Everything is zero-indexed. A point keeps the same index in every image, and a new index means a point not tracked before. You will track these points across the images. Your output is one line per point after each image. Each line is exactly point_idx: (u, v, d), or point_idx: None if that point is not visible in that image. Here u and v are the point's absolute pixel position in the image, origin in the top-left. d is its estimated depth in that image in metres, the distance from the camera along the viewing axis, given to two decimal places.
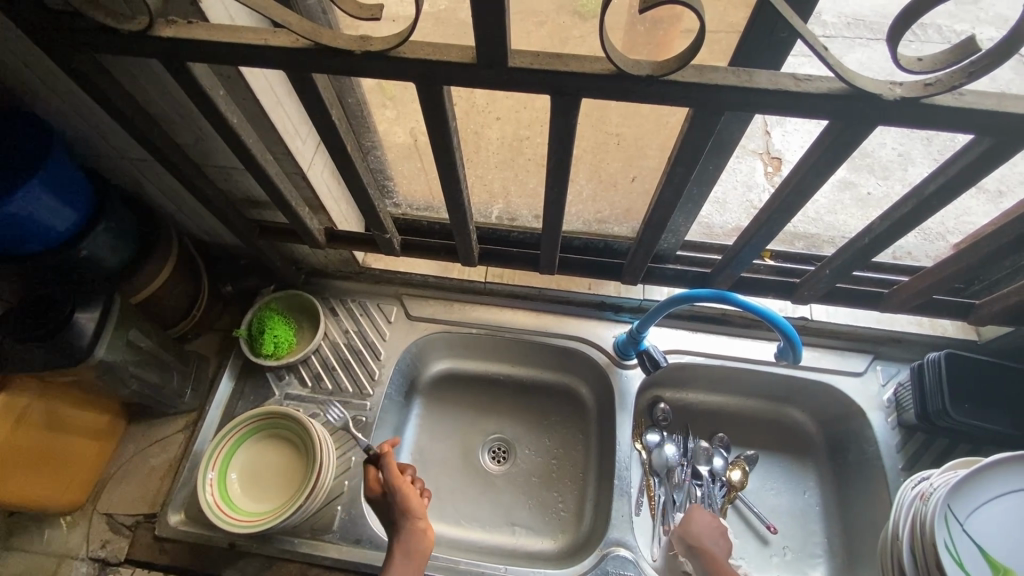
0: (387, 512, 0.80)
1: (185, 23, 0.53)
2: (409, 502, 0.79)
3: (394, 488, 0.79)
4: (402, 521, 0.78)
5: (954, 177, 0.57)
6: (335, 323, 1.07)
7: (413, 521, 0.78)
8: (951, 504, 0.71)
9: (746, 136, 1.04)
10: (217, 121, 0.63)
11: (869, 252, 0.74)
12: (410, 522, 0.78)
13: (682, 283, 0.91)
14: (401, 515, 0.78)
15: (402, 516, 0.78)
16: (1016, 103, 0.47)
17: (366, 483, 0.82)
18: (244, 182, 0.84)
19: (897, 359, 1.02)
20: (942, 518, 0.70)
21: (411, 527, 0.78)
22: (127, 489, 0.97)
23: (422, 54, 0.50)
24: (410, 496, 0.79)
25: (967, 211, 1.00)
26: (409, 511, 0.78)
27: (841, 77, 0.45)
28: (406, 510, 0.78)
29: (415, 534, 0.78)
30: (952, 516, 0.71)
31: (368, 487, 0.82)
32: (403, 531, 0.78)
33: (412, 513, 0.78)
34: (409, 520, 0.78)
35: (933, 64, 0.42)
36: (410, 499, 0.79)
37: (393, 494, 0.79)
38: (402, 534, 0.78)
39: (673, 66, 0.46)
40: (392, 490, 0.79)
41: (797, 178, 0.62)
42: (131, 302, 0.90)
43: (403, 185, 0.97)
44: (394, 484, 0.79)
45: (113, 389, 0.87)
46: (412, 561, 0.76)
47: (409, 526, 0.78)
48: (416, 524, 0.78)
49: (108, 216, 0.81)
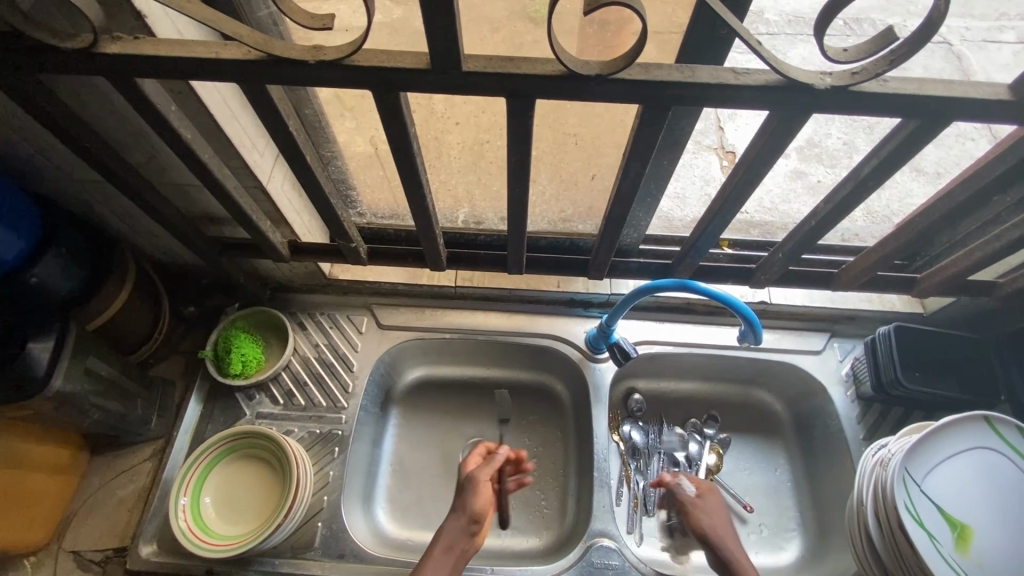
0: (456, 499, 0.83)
1: (131, 39, 0.52)
2: (478, 505, 0.81)
3: (476, 482, 0.83)
4: (462, 517, 0.80)
5: (887, 158, 0.62)
6: (305, 337, 1.06)
7: (470, 524, 0.80)
8: (908, 467, 0.75)
9: (701, 133, 1.09)
10: (170, 137, 0.62)
11: (818, 234, 0.78)
12: (467, 524, 0.80)
13: (646, 275, 0.94)
14: (465, 509, 0.81)
15: (462, 508, 0.81)
16: (934, 87, 0.51)
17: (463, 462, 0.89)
18: (201, 199, 0.83)
19: (852, 336, 1.07)
20: (900, 481, 0.74)
21: (466, 527, 0.79)
22: (94, 524, 0.93)
23: (376, 62, 0.51)
24: (482, 500, 0.81)
25: (910, 193, 1.06)
26: (472, 511, 0.80)
27: (775, 69, 0.48)
28: (472, 509, 0.80)
29: (463, 533, 0.79)
30: (910, 478, 0.75)
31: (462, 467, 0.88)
32: (453, 522, 0.80)
33: (472, 515, 0.80)
34: (469, 521, 0.79)
35: (857, 54, 0.46)
36: (480, 504, 0.81)
37: (471, 487, 0.83)
38: (452, 525, 0.80)
39: (620, 65, 0.48)
40: (472, 483, 0.83)
41: (746, 167, 0.65)
42: (89, 328, 0.87)
43: (368, 195, 0.97)
44: (479, 479, 0.83)
45: (73, 420, 0.84)
46: (444, 559, 0.77)
47: (460, 522, 0.80)
48: (468, 527, 0.80)
49: (59, 240, 0.78)
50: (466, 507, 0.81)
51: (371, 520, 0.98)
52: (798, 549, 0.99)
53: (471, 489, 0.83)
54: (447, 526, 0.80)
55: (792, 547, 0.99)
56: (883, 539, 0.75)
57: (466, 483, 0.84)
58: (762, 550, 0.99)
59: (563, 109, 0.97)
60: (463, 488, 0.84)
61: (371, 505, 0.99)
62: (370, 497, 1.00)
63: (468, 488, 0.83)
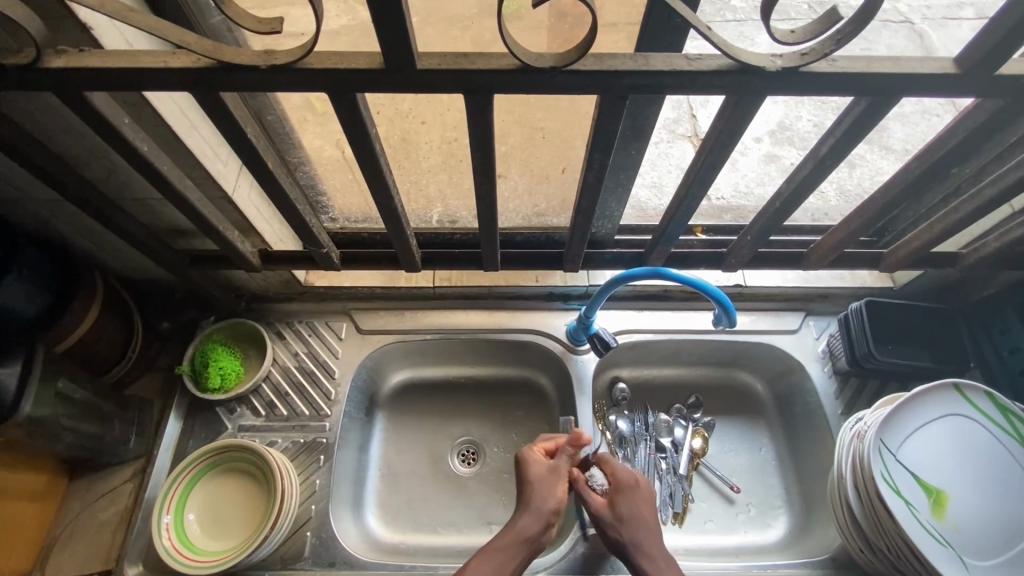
0: (529, 490, 0.83)
1: (77, 52, 0.51)
2: (559, 498, 0.82)
3: (559, 475, 0.84)
4: (542, 510, 0.80)
5: (843, 136, 0.63)
6: (284, 346, 1.05)
7: (550, 517, 0.80)
8: (882, 438, 0.77)
9: (673, 121, 1.09)
10: (126, 150, 0.61)
11: (783, 215, 0.79)
12: (546, 517, 0.80)
13: (621, 265, 0.95)
14: (545, 503, 0.81)
15: (544, 501, 0.81)
16: (881, 64, 0.52)
17: (531, 452, 0.87)
18: (166, 212, 0.81)
19: (826, 313, 1.09)
20: (876, 452, 0.76)
21: (546, 520, 0.80)
22: (76, 549, 0.91)
23: (329, 63, 0.51)
24: (562, 493, 0.83)
25: (879, 170, 1.07)
26: (554, 505, 0.81)
27: (726, 53, 0.49)
28: (553, 503, 0.81)
29: (543, 526, 0.79)
30: (885, 448, 0.77)
31: (530, 457, 0.86)
32: (533, 513, 0.80)
33: (555, 510, 0.81)
34: (551, 514, 0.80)
35: (804, 35, 0.46)
36: (561, 499, 0.83)
37: (551, 481, 0.83)
38: (530, 517, 0.80)
39: (573, 57, 0.48)
40: (557, 478, 0.84)
41: (708, 152, 0.66)
42: (57, 350, 0.85)
43: (339, 199, 0.96)
44: (561, 475, 0.84)
45: (46, 445, 0.82)
46: (524, 551, 0.77)
47: (543, 515, 0.80)
48: (547, 521, 0.80)
49: (19, 262, 0.76)
50: (546, 500, 0.81)
51: (361, 526, 0.97)
52: (785, 525, 1.00)
53: (551, 482, 0.83)
54: (526, 518, 0.79)
55: (779, 524, 1.00)
56: (863, 509, 0.77)
57: (544, 476, 0.84)
58: (750, 530, 1.00)
59: (530, 103, 0.92)
60: (540, 479, 0.83)
61: (360, 510, 0.99)
62: (360, 503, 1.00)
63: (547, 482, 0.83)
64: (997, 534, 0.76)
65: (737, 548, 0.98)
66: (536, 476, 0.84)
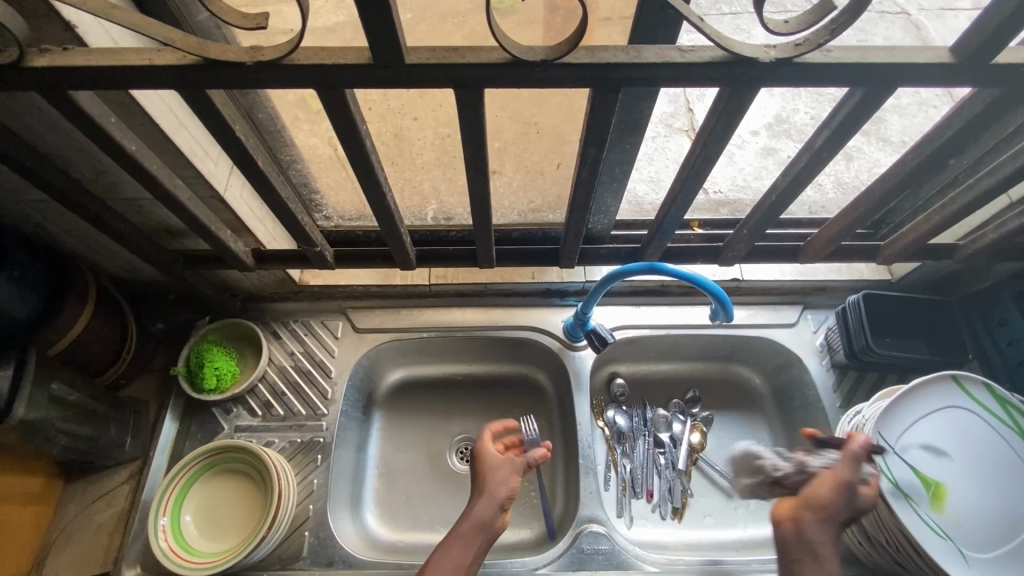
0: (482, 479, 0.81)
1: (60, 50, 0.51)
2: (510, 488, 0.80)
3: (511, 464, 0.83)
4: (494, 499, 0.79)
5: (839, 127, 0.62)
6: (280, 346, 1.04)
7: (502, 506, 0.79)
8: (882, 432, 0.78)
9: (670, 115, 1.07)
10: (115, 150, 0.60)
11: (779, 208, 0.79)
12: (499, 505, 0.79)
13: (618, 261, 0.94)
14: (497, 492, 0.79)
15: (497, 490, 0.80)
16: (875, 54, 0.52)
17: (485, 442, 0.86)
18: (157, 213, 0.81)
19: (824, 306, 1.09)
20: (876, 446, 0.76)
21: (498, 509, 0.78)
22: (74, 551, 0.91)
23: (316, 59, 0.50)
24: (514, 483, 0.81)
25: (877, 162, 1.06)
26: (505, 495, 0.79)
27: (718, 44, 0.48)
28: (505, 493, 0.79)
29: (495, 516, 0.78)
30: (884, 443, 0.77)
31: (483, 446, 0.85)
32: (487, 502, 0.78)
33: (506, 499, 0.79)
34: (503, 504, 0.79)
35: (797, 25, 0.46)
36: (512, 488, 0.81)
37: (504, 471, 0.82)
38: (483, 505, 0.78)
39: (564, 49, 0.48)
40: (509, 467, 0.82)
41: (702, 146, 0.65)
42: (51, 353, 0.84)
43: (332, 198, 0.96)
44: (514, 464, 0.83)
45: (41, 448, 0.81)
46: (476, 540, 0.76)
47: (495, 503, 0.78)
48: (499, 509, 0.78)
49: (10, 265, 0.75)
50: (497, 490, 0.80)
51: (360, 525, 0.97)
52: None
53: (503, 473, 0.81)
54: (477, 506, 0.78)
55: None
56: None
57: (497, 466, 0.82)
58: (750, 524, 1.00)
59: (522, 97, 0.87)
60: (492, 469, 0.82)
61: (359, 510, 0.99)
62: (358, 502, 0.99)
63: (499, 471, 0.82)
64: (998, 526, 0.76)
65: (737, 543, 0.98)
66: (489, 465, 0.82)
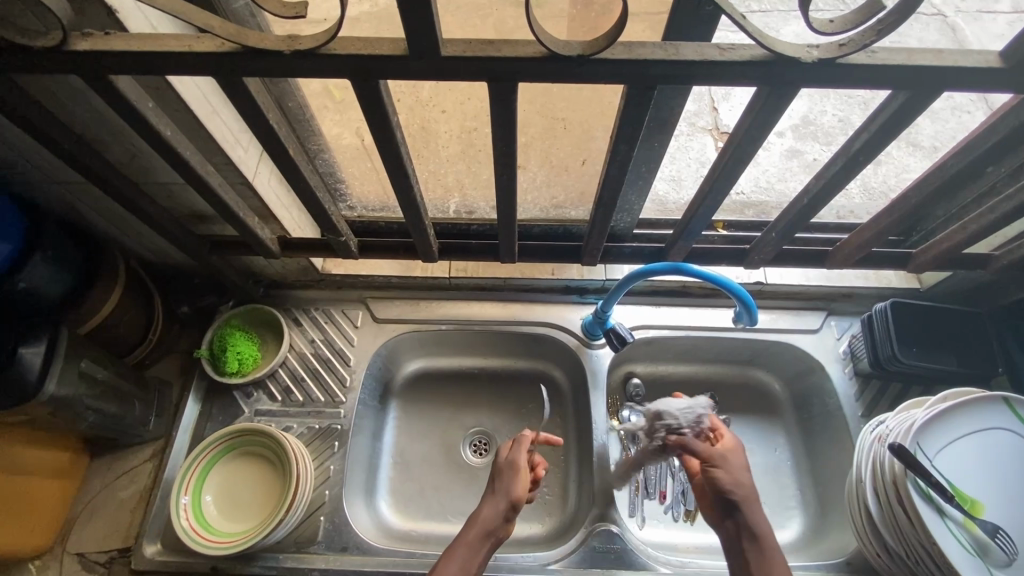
0: (492, 482, 0.82)
1: (102, 34, 0.51)
2: (512, 490, 0.79)
3: (514, 468, 0.81)
4: (501, 502, 0.78)
5: (878, 131, 0.61)
6: (301, 332, 1.06)
7: (506, 509, 0.78)
8: (920, 441, 0.76)
9: (694, 114, 1.07)
10: (150, 134, 0.61)
11: (810, 212, 0.77)
12: (505, 511, 0.78)
13: (640, 260, 0.94)
14: (503, 495, 0.79)
15: (503, 494, 0.79)
16: (922, 56, 0.50)
17: (504, 445, 0.86)
18: (188, 197, 0.82)
19: (849, 313, 1.06)
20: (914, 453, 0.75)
21: (503, 512, 0.78)
22: (97, 525, 0.93)
23: (353, 49, 0.50)
24: (519, 489, 0.79)
25: (905, 167, 1.04)
26: (505, 496, 0.78)
27: (761, 43, 0.47)
28: (506, 495, 0.78)
29: (500, 518, 0.77)
30: (922, 452, 0.75)
31: (502, 449, 0.86)
32: (494, 507, 0.78)
33: (511, 502, 0.78)
34: (508, 507, 0.78)
35: (845, 25, 0.44)
36: (517, 491, 0.79)
37: (512, 474, 0.81)
38: (491, 508, 0.78)
39: (602, 44, 0.47)
40: (512, 470, 0.81)
41: (735, 147, 0.64)
42: (81, 332, 0.86)
43: (357, 187, 0.96)
44: (519, 468, 0.81)
45: (70, 423, 0.84)
46: (481, 543, 0.75)
47: (501, 507, 0.78)
48: (505, 513, 0.78)
49: (45, 244, 0.77)
50: (500, 491, 0.79)
51: (374, 513, 0.98)
52: (800, 527, 0.99)
53: (509, 477, 0.80)
54: (483, 511, 0.77)
55: (794, 525, 0.99)
56: (883, 513, 0.77)
57: (506, 469, 0.82)
58: None
59: (553, 92, 0.92)
60: (500, 471, 0.82)
61: (373, 498, 1.00)
62: (372, 489, 1.00)
63: (508, 474, 0.81)
64: (994, 537, 0.73)
65: None
66: (500, 468, 0.83)
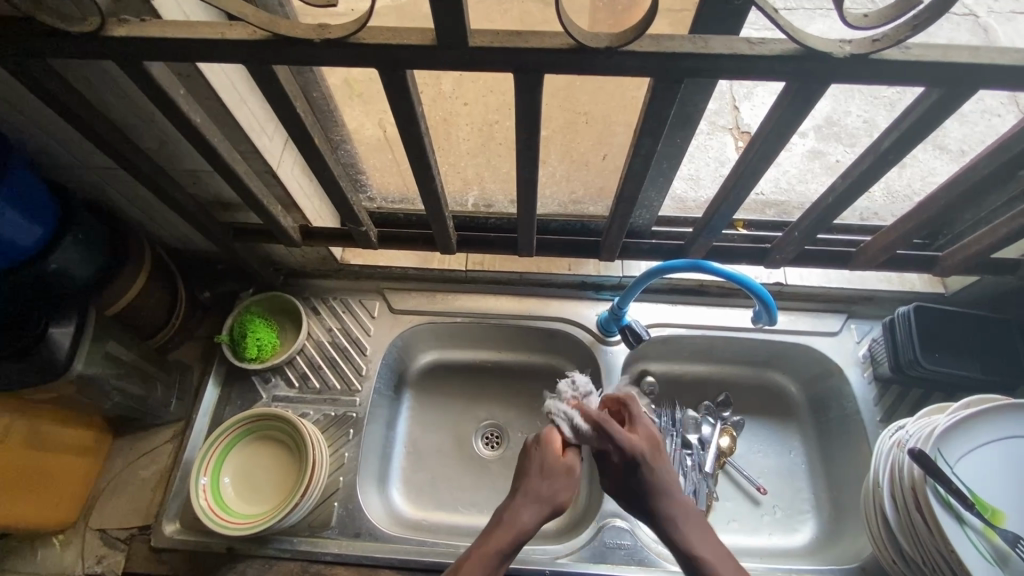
0: (533, 481, 0.71)
1: (139, 22, 0.53)
2: (563, 496, 0.71)
3: (568, 470, 0.72)
4: (544, 510, 0.70)
5: (910, 129, 0.59)
6: (319, 321, 1.07)
7: (548, 516, 0.71)
8: (939, 447, 0.74)
9: (714, 112, 1.06)
10: (181, 122, 0.62)
11: (835, 211, 0.76)
12: (545, 516, 0.70)
13: (659, 257, 0.93)
14: (548, 501, 0.70)
15: (547, 497, 0.70)
16: (958, 53, 0.49)
17: (552, 435, 0.74)
18: (214, 185, 0.83)
19: (869, 316, 1.05)
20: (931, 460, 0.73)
21: (543, 517, 0.70)
22: (118, 503, 0.96)
23: (381, 39, 0.50)
24: (567, 493, 0.72)
25: (932, 171, 1.02)
26: (558, 504, 0.71)
27: (793, 37, 0.46)
28: (557, 502, 0.71)
29: (539, 526, 0.70)
30: (941, 458, 0.74)
31: (548, 441, 0.74)
32: (534, 512, 0.69)
33: (555, 511, 0.70)
34: (551, 516, 0.70)
35: (879, 19, 0.43)
36: (564, 497, 0.71)
37: (561, 478, 0.72)
38: (531, 515, 0.69)
39: (630, 37, 0.47)
40: (565, 474, 0.72)
41: (760, 143, 0.63)
42: (108, 313, 0.89)
43: (378, 179, 0.97)
44: (572, 471, 0.73)
45: (95, 402, 0.86)
46: (513, 551, 0.68)
47: (542, 515, 0.70)
48: (543, 518, 0.70)
49: (76, 228, 0.79)
50: (551, 497, 0.71)
51: (387, 501, 1.00)
52: (812, 530, 0.98)
53: (561, 480, 0.71)
54: (523, 517, 0.69)
55: (807, 529, 0.98)
56: (899, 518, 0.76)
57: (555, 470, 0.72)
58: (776, 532, 0.98)
59: (575, 85, 0.89)
60: (552, 471, 0.72)
61: (386, 486, 1.01)
62: (385, 479, 1.02)
63: (559, 477, 0.72)
64: (1016, 547, 0.71)
65: (761, 549, 0.96)
66: (545, 466, 0.72)
